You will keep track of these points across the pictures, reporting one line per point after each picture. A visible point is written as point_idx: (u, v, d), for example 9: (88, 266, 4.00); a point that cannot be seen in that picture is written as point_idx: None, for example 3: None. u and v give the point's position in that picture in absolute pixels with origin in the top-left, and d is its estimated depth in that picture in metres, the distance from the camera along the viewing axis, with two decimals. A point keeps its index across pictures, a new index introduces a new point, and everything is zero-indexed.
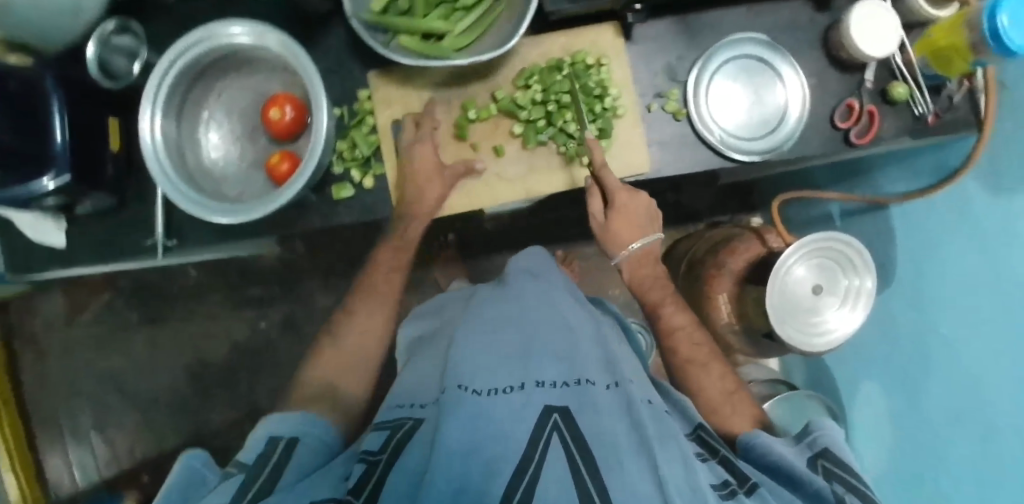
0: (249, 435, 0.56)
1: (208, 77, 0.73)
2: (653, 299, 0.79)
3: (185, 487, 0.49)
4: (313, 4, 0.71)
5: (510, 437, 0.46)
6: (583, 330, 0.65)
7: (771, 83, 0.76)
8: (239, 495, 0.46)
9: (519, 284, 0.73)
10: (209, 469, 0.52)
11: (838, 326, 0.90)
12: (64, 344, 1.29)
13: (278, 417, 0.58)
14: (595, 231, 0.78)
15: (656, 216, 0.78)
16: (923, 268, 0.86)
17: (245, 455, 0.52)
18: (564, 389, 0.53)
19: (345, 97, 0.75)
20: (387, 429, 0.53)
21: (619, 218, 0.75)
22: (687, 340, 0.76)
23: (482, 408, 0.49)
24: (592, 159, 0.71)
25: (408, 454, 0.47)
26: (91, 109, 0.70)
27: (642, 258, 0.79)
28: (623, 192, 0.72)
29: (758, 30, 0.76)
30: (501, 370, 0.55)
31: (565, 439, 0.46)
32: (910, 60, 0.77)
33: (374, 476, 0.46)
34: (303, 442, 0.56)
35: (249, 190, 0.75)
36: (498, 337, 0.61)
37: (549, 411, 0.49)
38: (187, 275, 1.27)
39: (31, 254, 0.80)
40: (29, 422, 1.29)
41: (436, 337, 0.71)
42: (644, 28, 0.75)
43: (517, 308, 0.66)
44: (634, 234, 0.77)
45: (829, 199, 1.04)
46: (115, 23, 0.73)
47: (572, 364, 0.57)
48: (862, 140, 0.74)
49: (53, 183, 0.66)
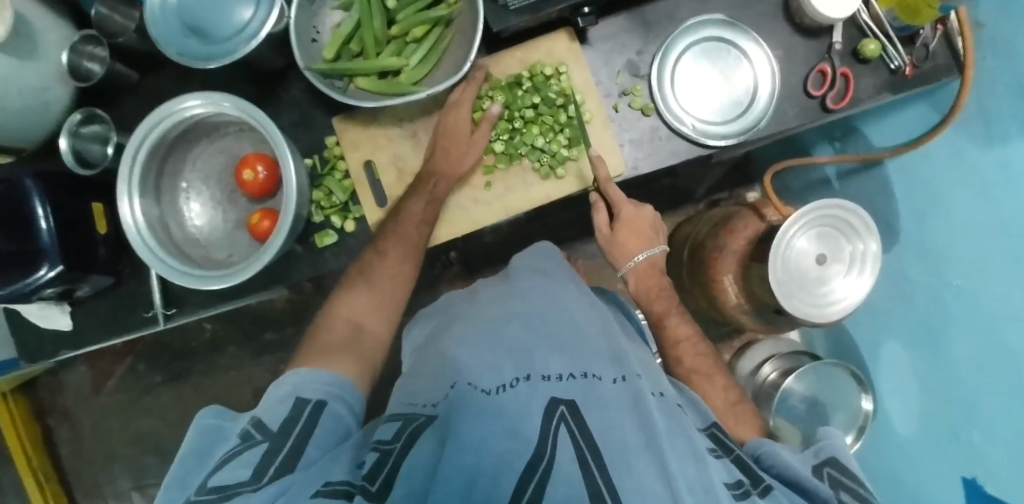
0: (275, 389, 0.57)
1: (179, 148, 0.74)
2: (660, 307, 0.78)
3: (204, 438, 0.53)
4: (266, 63, 0.72)
5: (520, 431, 0.45)
6: (587, 324, 0.64)
7: (736, 63, 0.74)
8: (262, 469, 0.46)
9: (525, 282, 0.73)
10: (224, 419, 0.55)
11: (847, 294, 0.87)
12: (95, 411, 1.29)
13: (306, 374, 0.59)
14: (601, 244, 0.80)
15: (660, 230, 0.81)
16: (927, 219, 0.83)
17: (269, 417, 0.53)
18: (572, 381, 0.51)
19: (314, 147, 0.76)
20: (400, 421, 0.53)
21: (626, 230, 0.78)
22: (690, 350, 0.76)
23: (490, 408, 0.48)
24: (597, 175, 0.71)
25: (420, 449, 0.47)
26: (76, 199, 0.73)
27: (648, 269, 0.80)
28: (628, 204, 0.77)
29: (714, 11, 0.74)
30: (505, 366, 0.55)
31: (573, 431, 0.44)
32: (875, 14, 0.76)
33: (388, 464, 0.46)
34: (329, 408, 0.56)
35: (237, 252, 0.76)
36: (503, 337, 0.60)
37: (555, 404, 0.48)
38: (203, 329, 1.25)
39: (44, 340, 0.83)
40: (72, 493, 1.30)
41: (436, 338, 0.70)
42: (598, 29, 0.74)
43: (521, 307, 0.66)
44: (639, 245, 0.79)
45: (823, 164, 1.00)
46: (82, 114, 0.76)
47: (576, 358, 0.56)
48: (838, 106, 0.73)
49: (51, 273, 0.70)
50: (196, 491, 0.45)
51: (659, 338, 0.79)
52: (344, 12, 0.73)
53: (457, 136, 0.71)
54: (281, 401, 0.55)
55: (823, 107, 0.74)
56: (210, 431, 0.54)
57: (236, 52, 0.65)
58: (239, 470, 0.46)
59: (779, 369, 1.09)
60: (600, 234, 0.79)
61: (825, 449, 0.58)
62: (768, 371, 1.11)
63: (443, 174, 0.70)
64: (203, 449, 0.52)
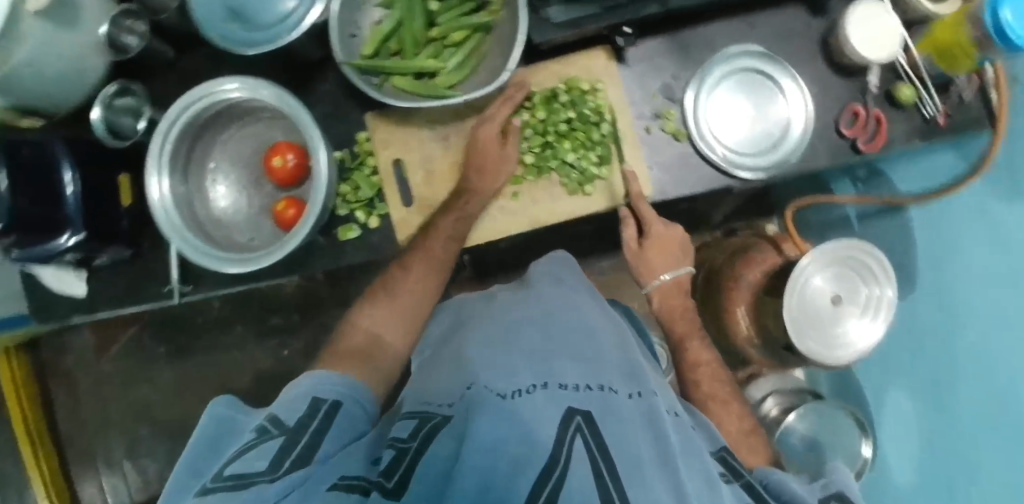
0: (289, 389, 0.58)
1: (210, 130, 0.75)
2: (681, 330, 0.78)
3: (219, 425, 0.55)
4: (306, 53, 0.73)
5: (535, 435, 0.44)
6: (604, 338, 0.64)
7: (771, 97, 0.75)
8: (278, 461, 0.46)
9: (542, 289, 0.73)
10: (238, 411, 0.58)
11: (860, 337, 0.88)
12: (95, 378, 1.29)
13: (323, 376, 0.60)
14: (626, 259, 0.77)
15: (689, 250, 0.79)
16: (940, 266, 0.87)
17: (286, 415, 0.53)
18: (588, 392, 0.52)
19: (344, 141, 0.77)
20: (417, 419, 0.54)
21: (653, 246, 0.76)
22: (709, 375, 0.75)
23: (507, 411, 0.48)
24: (629, 190, 0.72)
25: (438, 448, 0.47)
26: (102, 171, 0.74)
27: (672, 289, 0.77)
28: (659, 222, 0.74)
29: (754, 41, 0.75)
30: (522, 371, 0.55)
31: (589, 442, 0.44)
32: (913, 58, 0.75)
33: (404, 461, 0.47)
34: (344, 409, 0.57)
35: (259, 237, 0.77)
36: (520, 344, 0.60)
37: (571, 413, 0.48)
38: (210, 307, 1.25)
39: (58, 304, 0.84)
40: (64, 456, 1.29)
41: (451, 337, 0.69)
42: (636, 49, 0.74)
43: (540, 315, 0.66)
44: (667, 265, 0.77)
45: (842, 203, 0.98)
46: (116, 86, 0.77)
47: (592, 370, 0.56)
48: (870, 148, 0.73)
49: (72, 241, 0.71)
50: (212, 479, 0.45)
51: (677, 363, 0.78)
52: (385, 10, 0.73)
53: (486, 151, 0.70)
54: (297, 400, 0.56)
55: (854, 148, 0.75)
56: (225, 421, 0.56)
57: (274, 44, 0.66)
58: (256, 460, 0.46)
59: (781, 405, 1.05)
60: (628, 249, 0.76)
61: (832, 483, 0.57)
62: (770, 406, 1.06)
63: (482, 179, 0.70)
64: (216, 443, 0.53)
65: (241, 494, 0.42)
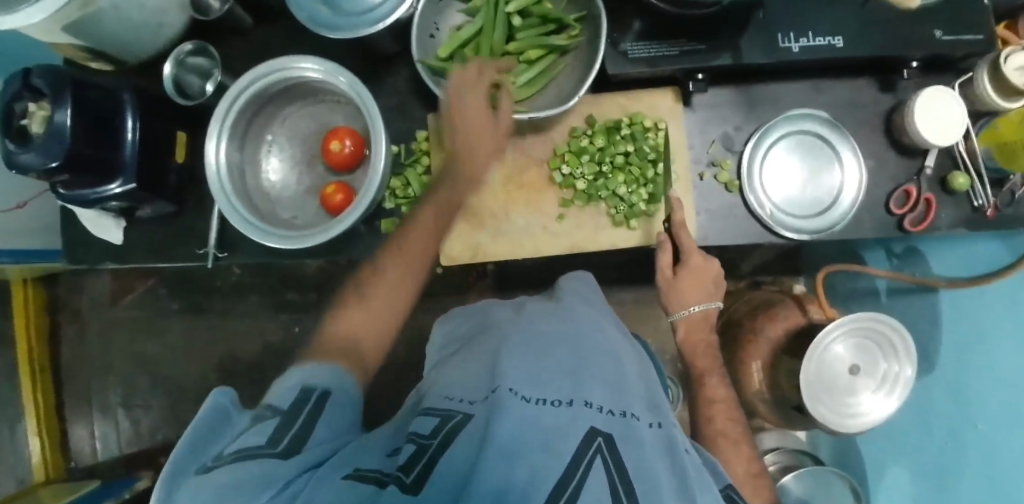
0: (282, 382, 0.54)
1: (275, 104, 0.76)
2: (702, 365, 0.76)
3: (210, 421, 0.49)
4: (382, 45, 0.74)
5: (556, 448, 0.45)
6: (628, 364, 0.63)
7: (829, 164, 0.75)
8: (275, 441, 0.46)
9: (572, 304, 0.72)
10: (235, 408, 0.52)
11: (872, 410, 0.87)
12: (105, 322, 1.30)
13: (311, 368, 0.56)
14: (659, 285, 0.75)
15: (722, 284, 0.76)
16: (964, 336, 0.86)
17: (279, 400, 0.52)
18: (611, 416, 0.51)
19: (403, 136, 0.78)
20: (437, 417, 0.54)
21: (688, 278, 0.73)
22: (724, 412, 0.72)
23: (531, 420, 0.48)
24: (671, 215, 0.71)
25: (457, 448, 0.47)
26: (162, 124, 0.75)
27: (699, 322, 0.76)
28: (697, 254, 0.71)
29: (819, 106, 0.76)
30: (550, 384, 0.54)
31: (608, 464, 0.45)
32: (972, 149, 0.75)
33: (421, 461, 0.46)
34: (335, 398, 0.54)
35: (302, 215, 0.77)
36: (547, 354, 0.59)
37: (593, 433, 0.48)
38: (230, 273, 1.26)
39: (92, 247, 0.84)
40: (61, 394, 1.30)
41: (479, 339, 0.70)
42: (703, 95, 0.76)
43: (567, 329, 0.65)
44: (699, 296, 0.75)
45: (874, 275, 0.97)
46: (194, 45, 0.78)
47: (616, 393, 0.55)
48: (916, 229, 0.74)
49: (120, 189, 0.72)
50: (212, 459, 0.45)
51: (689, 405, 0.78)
52: (468, 16, 0.74)
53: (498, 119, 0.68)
54: (290, 387, 0.54)
55: (900, 226, 0.75)
56: (221, 409, 0.51)
57: (355, 32, 0.68)
58: (254, 440, 0.46)
59: (780, 463, 1.02)
60: (660, 275, 0.73)
61: None
62: (768, 461, 1.04)
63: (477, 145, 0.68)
64: (214, 428, 0.49)
65: (247, 464, 0.43)
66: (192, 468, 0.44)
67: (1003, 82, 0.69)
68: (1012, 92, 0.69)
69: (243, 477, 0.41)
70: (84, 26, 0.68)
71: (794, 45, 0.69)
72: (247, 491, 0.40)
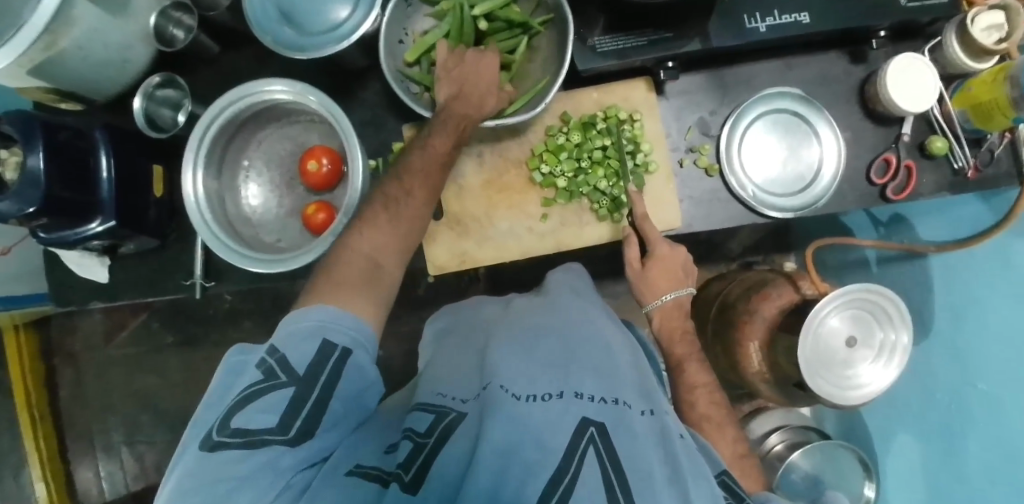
0: (300, 323, 0.52)
1: (248, 129, 0.76)
2: (681, 351, 0.74)
3: (226, 375, 0.51)
4: (351, 61, 0.74)
5: (546, 445, 0.46)
6: (620, 354, 0.62)
7: (806, 140, 0.75)
8: (287, 421, 0.47)
9: (560, 296, 0.72)
10: (246, 354, 0.53)
11: (872, 379, 0.87)
12: (100, 361, 1.29)
13: (336, 311, 0.54)
14: (629, 278, 0.74)
15: (691, 271, 0.75)
16: (955, 296, 0.85)
17: (293, 354, 0.50)
18: (603, 405, 0.51)
19: (379, 150, 0.78)
20: (432, 413, 0.55)
21: (661, 267, 0.73)
22: (706, 397, 0.71)
23: (518, 418, 0.48)
24: (633, 210, 0.71)
25: (453, 448, 0.49)
26: (137, 159, 0.75)
27: (674, 310, 0.75)
28: (662, 243, 0.71)
29: (791, 83, 0.77)
30: (542, 377, 0.54)
31: (601, 456, 0.45)
32: (947, 112, 0.75)
33: (419, 458, 0.48)
34: (355, 357, 0.53)
35: (286, 238, 0.77)
36: (538, 347, 0.60)
37: (585, 424, 0.48)
38: (222, 300, 1.25)
39: (77, 287, 0.84)
40: (63, 437, 1.29)
41: (472, 334, 0.70)
42: (677, 82, 0.76)
43: (557, 320, 0.65)
44: (669, 285, 0.74)
45: (864, 246, 0.97)
46: (161, 77, 0.77)
47: (608, 382, 0.55)
48: (899, 196, 0.74)
49: (102, 228, 0.71)
50: (219, 429, 0.45)
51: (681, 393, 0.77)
52: (436, 21, 0.74)
53: (486, 76, 0.69)
54: (305, 340, 0.51)
55: (882, 196, 0.75)
56: (236, 367, 0.52)
57: (320, 51, 0.67)
58: (268, 416, 0.46)
59: (787, 441, 1.03)
60: (629, 268, 0.73)
61: None
62: (775, 441, 1.04)
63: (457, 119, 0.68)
64: (234, 379, 0.50)
65: (256, 454, 0.44)
66: (205, 432, 0.46)
67: (970, 43, 0.69)
68: (981, 53, 0.70)
69: (252, 472, 0.43)
70: (50, 69, 0.68)
71: (760, 25, 0.69)
72: (256, 489, 0.43)
